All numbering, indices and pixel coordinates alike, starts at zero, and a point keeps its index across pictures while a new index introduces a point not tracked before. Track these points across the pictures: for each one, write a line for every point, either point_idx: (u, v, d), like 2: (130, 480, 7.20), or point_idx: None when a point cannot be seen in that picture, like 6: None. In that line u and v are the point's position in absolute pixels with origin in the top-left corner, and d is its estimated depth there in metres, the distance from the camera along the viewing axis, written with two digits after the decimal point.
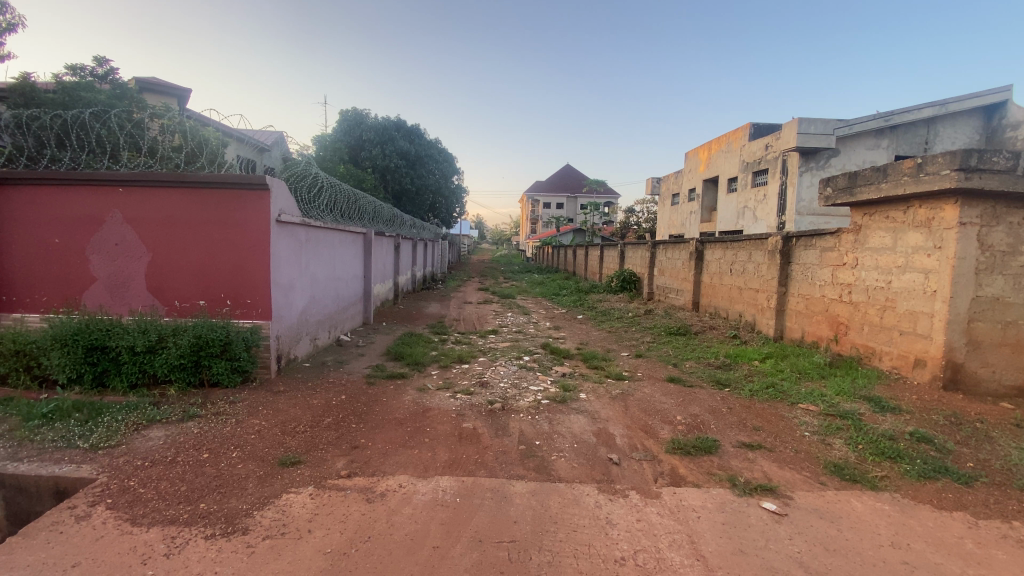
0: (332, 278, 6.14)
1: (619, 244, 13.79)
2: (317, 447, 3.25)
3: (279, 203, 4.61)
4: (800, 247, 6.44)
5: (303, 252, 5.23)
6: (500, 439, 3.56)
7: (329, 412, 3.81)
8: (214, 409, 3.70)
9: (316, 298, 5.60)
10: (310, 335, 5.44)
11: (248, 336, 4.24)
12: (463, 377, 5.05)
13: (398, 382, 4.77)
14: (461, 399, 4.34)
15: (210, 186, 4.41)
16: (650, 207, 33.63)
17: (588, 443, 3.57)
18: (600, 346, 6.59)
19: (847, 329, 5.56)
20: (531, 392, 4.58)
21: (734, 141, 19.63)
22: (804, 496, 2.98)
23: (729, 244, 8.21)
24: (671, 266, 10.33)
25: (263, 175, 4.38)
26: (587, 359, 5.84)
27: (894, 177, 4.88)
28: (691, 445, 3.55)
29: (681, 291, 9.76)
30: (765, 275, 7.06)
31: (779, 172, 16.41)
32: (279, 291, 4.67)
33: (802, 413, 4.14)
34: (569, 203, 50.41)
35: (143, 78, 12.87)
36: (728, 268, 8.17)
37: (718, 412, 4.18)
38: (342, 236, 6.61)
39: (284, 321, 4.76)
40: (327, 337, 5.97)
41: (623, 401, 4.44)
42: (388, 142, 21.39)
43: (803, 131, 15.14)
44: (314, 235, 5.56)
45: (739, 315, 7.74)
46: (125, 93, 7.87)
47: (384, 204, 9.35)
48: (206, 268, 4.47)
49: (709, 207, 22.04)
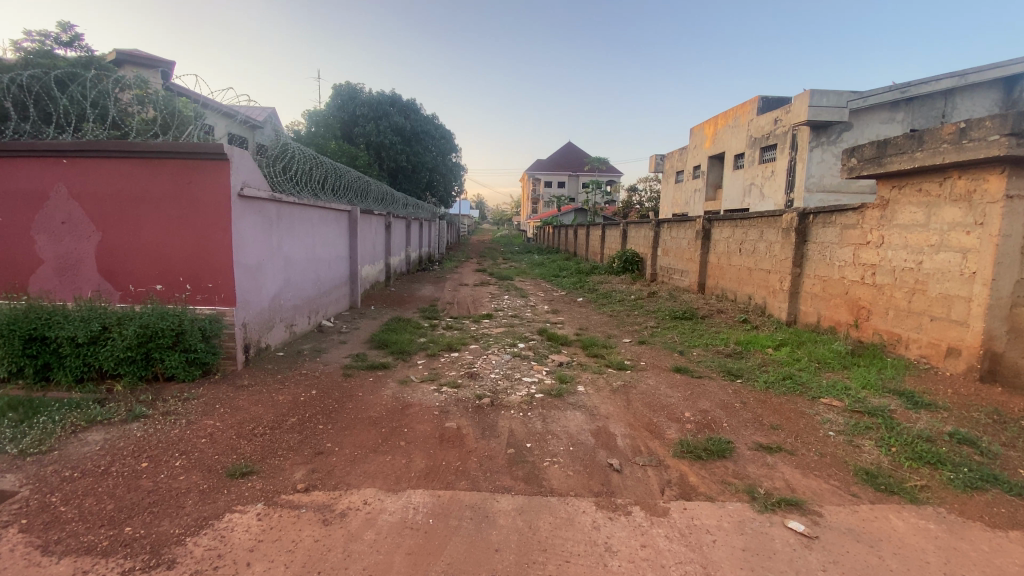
0: (312, 260, 5.73)
1: (621, 222, 13.27)
2: (274, 454, 2.83)
3: (241, 174, 4.11)
4: (818, 225, 5.94)
5: (274, 230, 4.74)
6: (486, 441, 3.14)
7: (296, 410, 3.38)
8: (163, 408, 3.27)
9: (293, 282, 5.19)
10: (286, 321, 5.05)
11: (205, 325, 3.73)
12: (451, 367, 4.63)
13: (378, 373, 4.36)
14: (446, 393, 3.92)
15: (161, 156, 3.91)
16: (653, 185, 32.98)
17: (586, 445, 3.15)
18: (600, 331, 6.15)
19: (870, 313, 5.12)
20: (524, 385, 4.14)
21: (741, 116, 18.89)
22: (835, 513, 2.57)
23: (739, 222, 7.71)
24: (675, 246, 9.83)
25: (221, 143, 3.88)
26: (587, 346, 5.41)
27: (931, 145, 4.36)
28: (703, 448, 3.13)
29: (686, 272, 9.27)
30: (779, 255, 6.58)
31: (789, 147, 15.88)
32: (245, 274, 4.21)
33: (825, 410, 3.71)
34: (570, 182, 49.56)
35: (122, 50, 12.20)
36: (737, 247, 7.69)
37: (730, 407, 3.75)
38: (323, 213, 6.11)
39: (253, 307, 4.34)
40: (307, 322, 5.59)
41: (625, 394, 4.01)
42: (383, 118, 20.67)
43: (813, 104, 14.68)
44: (288, 211, 5.06)
45: (748, 298, 7.28)
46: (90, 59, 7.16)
47: (376, 182, 8.85)
48: (162, 248, 4.02)
49: (714, 184, 21.41)
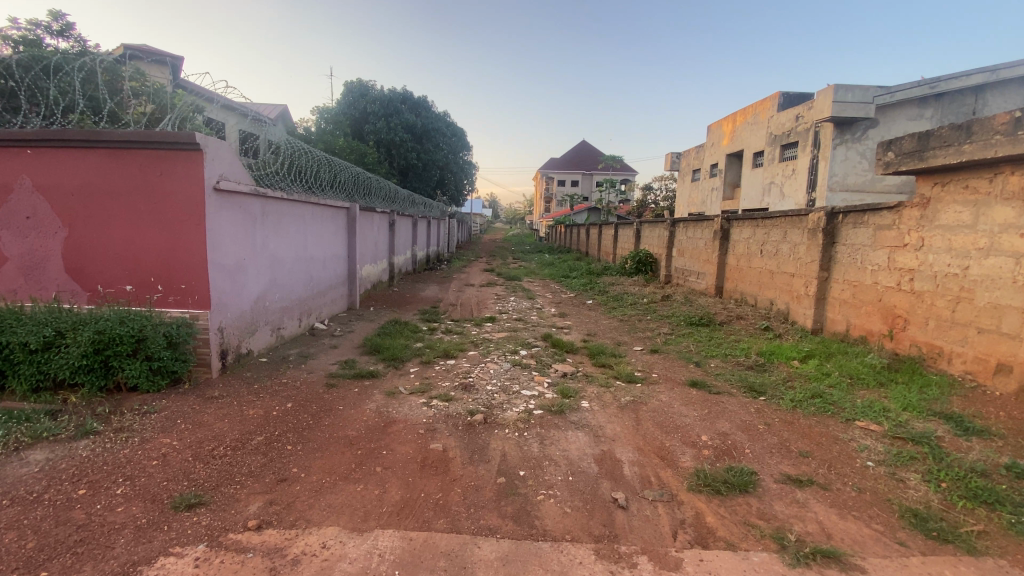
0: (303, 259, 5.41)
1: (635, 221, 12.82)
2: (230, 482, 2.49)
3: (217, 166, 3.78)
4: (849, 225, 5.46)
5: (257, 227, 4.41)
6: (473, 468, 2.77)
7: (265, 427, 3.05)
8: (118, 424, 2.95)
9: (280, 282, 4.87)
10: (272, 324, 4.73)
11: (170, 330, 3.42)
12: (445, 377, 4.27)
13: (365, 383, 4.02)
14: (436, 408, 3.55)
15: (129, 146, 3.60)
16: (669, 184, 32.36)
17: (587, 475, 2.76)
18: (609, 338, 5.75)
19: (906, 323, 4.64)
20: (522, 399, 3.76)
21: (761, 113, 18.26)
22: (882, 568, 2.15)
23: (760, 222, 7.23)
24: (691, 247, 9.37)
25: (194, 132, 3.56)
26: (594, 354, 5.01)
27: (981, 136, 3.88)
28: (722, 480, 2.73)
29: (702, 274, 8.81)
30: (804, 258, 6.11)
31: (811, 144, 15.27)
32: (222, 274, 3.89)
33: (861, 435, 3.27)
34: (584, 181, 49.02)
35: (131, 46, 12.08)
36: (758, 249, 7.22)
37: (753, 431, 3.33)
38: (317, 210, 5.79)
39: (232, 310, 4.03)
40: (298, 325, 5.28)
41: (634, 411, 3.62)
42: (393, 115, 20.42)
43: (838, 99, 14.03)
44: (275, 207, 4.73)
45: (770, 303, 6.82)
46: (84, 49, 6.89)
47: (380, 178, 8.52)
48: (132, 246, 3.72)
49: (732, 183, 20.79)
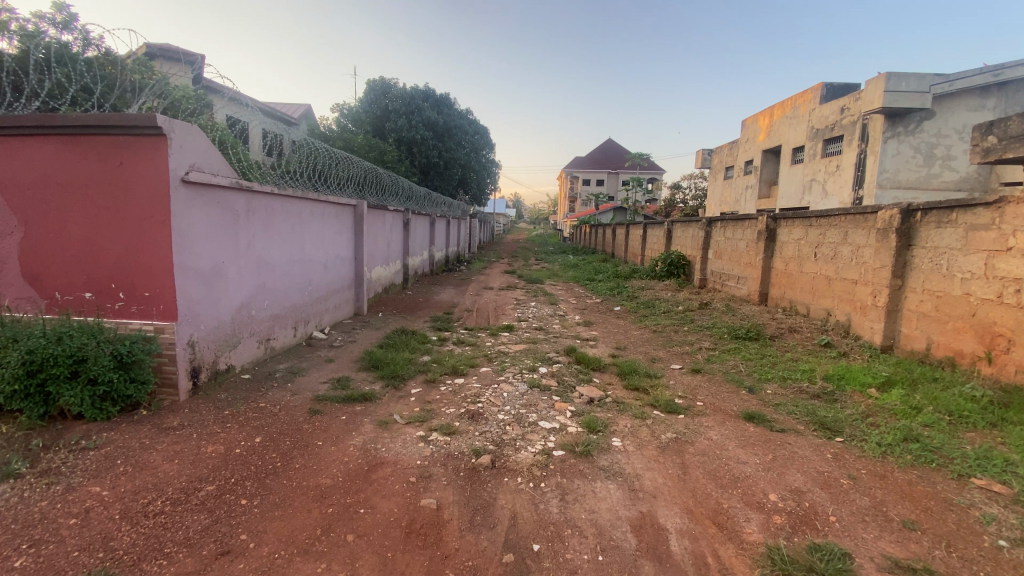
0: (300, 261, 4.87)
1: (665, 221, 12.04)
2: (156, 557, 1.91)
3: (186, 155, 3.23)
4: (930, 225, 4.63)
5: (241, 227, 3.87)
6: (474, 538, 2.14)
7: (221, 471, 2.47)
8: (46, 465, 2.42)
9: (271, 287, 4.34)
10: (260, 335, 4.20)
11: (121, 348, 2.87)
12: (451, 401, 3.66)
13: (357, 408, 3.43)
14: (435, 444, 2.93)
15: (84, 130, 3.07)
16: (698, 183, 31.21)
17: (623, 553, 2.09)
18: (642, 353, 5.05)
19: (1010, 344, 3.81)
20: (540, 434, 3.10)
21: (801, 105, 17.13)
22: None
23: (813, 221, 6.41)
24: (730, 249, 8.56)
25: (157, 113, 3.01)
26: (626, 373, 4.33)
27: None
28: (808, 567, 2.01)
29: (743, 278, 8.00)
30: (871, 263, 5.28)
31: (858, 138, 14.19)
32: (193, 280, 3.36)
33: (982, 499, 2.51)
34: (609, 180, 47.94)
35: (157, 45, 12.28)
36: (811, 251, 6.40)
37: (837, 489, 2.60)
38: (318, 207, 5.24)
39: (206, 321, 3.50)
40: (293, 335, 4.75)
41: (679, 454, 2.93)
42: (415, 113, 19.99)
43: (890, 88, 12.91)
44: (264, 203, 4.19)
45: (827, 313, 6.00)
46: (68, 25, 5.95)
47: (392, 174, 7.98)
48: (90, 247, 3.20)
49: (768, 181, 19.68)
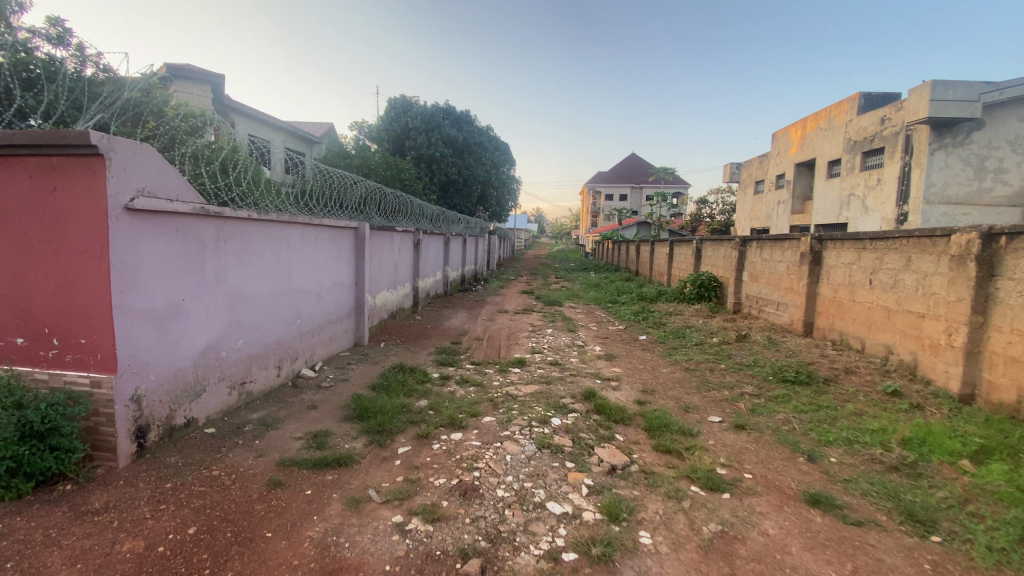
0: (287, 292, 4.37)
1: (694, 239, 11.31)
2: None
3: (133, 178, 2.77)
4: (1020, 252, 3.85)
5: (209, 258, 3.38)
6: None
7: None
8: None
9: (248, 324, 3.83)
10: (233, 379, 3.68)
11: (30, 416, 2.44)
12: (443, 467, 3.05)
13: (327, 477, 2.86)
14: (412, 538, 2.32)
15: (13, 152, 2.64)
16: (726, 198, 30.26)
17: None
18: (673, 399, 4.36)
19: None
20: (546, 524, 2.46)
21: (836, 116, 16.23)
22: None
23: (867, 243, 5.64)
24: (768, 272, 7.80)
25: (92, 130, 2.55)
26: (655, 428, 3.66)
27: None
28: None
29: (784, 305, 7.23)
30: (942, 295, 4.51)
31: (900, 150, 13.25)
32: (141, 323, 2.87)
33: None
34: (632, 195, 47.15)
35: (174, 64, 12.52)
36: (866, 277, 5.62)
37: None
38: (311, 231, 4.75)
39: (157, 370, 3.00)
40: (276, 375, 4.23)
41: (724, 560, 2.25)
42: (435, 130, 19.74)
43: (936, 97, 12.00)
44: (241, 229, 3.70)
45: (887, 350, 5.20)
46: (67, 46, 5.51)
47: (400, 193, 7.54)
48: (21, 285, 2.75)
49: (802, 196, 18.71)
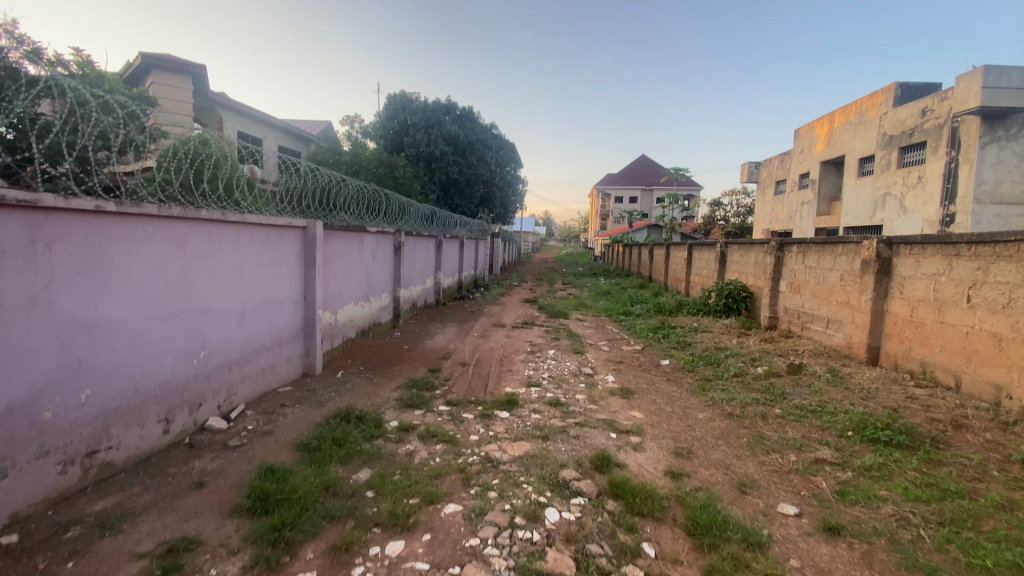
0: (181, 315, 3.16)
1: (718, 243, 9.96)
2: None
3: None
4: None
5: (14, 270, 2.19)
6: None
7: None
8: None
9: (103, 365, 2.63)
10: (70, 449, 2.48)
11: None
12: None
13: None
14: None
15: None
16: (742, 200, 28.74)
17: None
18: (719, 469, 3.08)
19: None
20: None
21: (869, 109, 14.82)
22: None
23: (964, 250, 4.31)
24: (816, 282, 6.47)
25: None
26: (702, 531, 2.39)
27: None
28: None
29: (839, 323, 5.90)
30: None
31: (945, 144, 11.83)
32: None
33: None
34: (643, 196, 45.72)
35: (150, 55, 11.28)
36: (963, 293, 4.28)
37: None
38: (227, 231, 3.55)
39: None
40: (160, 433, 3.02)
41: None
42: (435, 126, 18.54)
43: (990, 84, 10.59)
44: (86, 227, 2.51)
45: (999, 392, 3.87)
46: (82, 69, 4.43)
47: (374, 187, 6.32)
48: None
49: (829, 196, 17.27)
